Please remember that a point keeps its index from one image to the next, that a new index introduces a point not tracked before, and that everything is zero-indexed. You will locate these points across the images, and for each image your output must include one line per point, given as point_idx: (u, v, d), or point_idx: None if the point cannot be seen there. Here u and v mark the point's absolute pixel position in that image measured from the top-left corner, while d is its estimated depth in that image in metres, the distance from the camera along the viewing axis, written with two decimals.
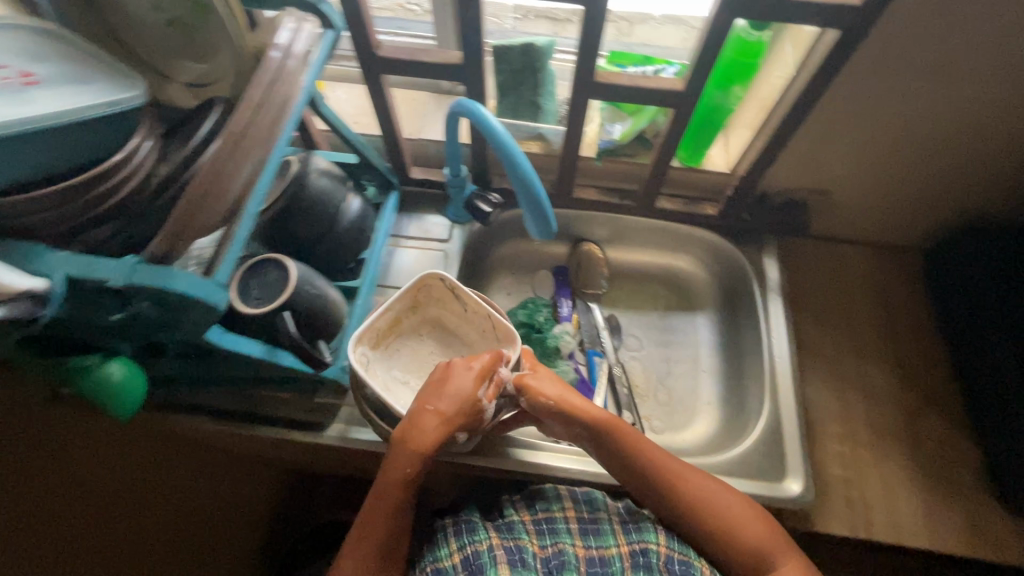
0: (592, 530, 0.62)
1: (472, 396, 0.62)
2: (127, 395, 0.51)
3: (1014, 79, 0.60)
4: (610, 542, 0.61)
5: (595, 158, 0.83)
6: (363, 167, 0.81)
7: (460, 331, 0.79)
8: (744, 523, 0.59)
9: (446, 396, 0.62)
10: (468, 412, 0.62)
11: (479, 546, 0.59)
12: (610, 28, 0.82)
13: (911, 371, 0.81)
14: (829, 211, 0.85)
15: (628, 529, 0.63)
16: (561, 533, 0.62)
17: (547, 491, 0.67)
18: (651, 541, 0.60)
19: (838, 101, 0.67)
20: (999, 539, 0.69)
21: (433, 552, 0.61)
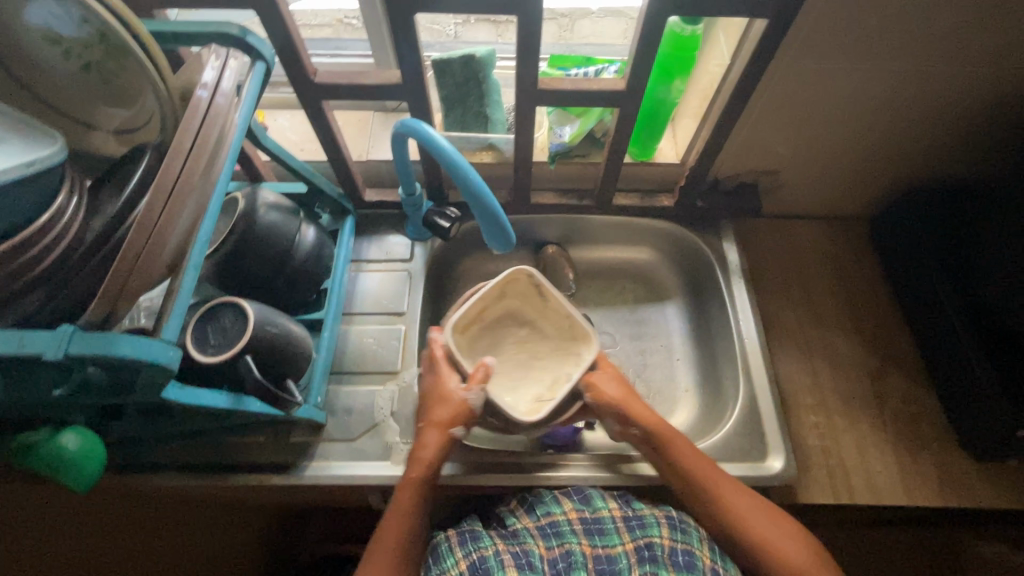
0: (598, 530, 0.62)
1: (446, 392, 0.65)
2: (86, 463, 0.48)
3: (933, 51, 0.63)
4: (616, 541, 0.61)
5: (548, 162, 0.83)
6: (314, 196, 0.79)
7: (540, 327, 0.78)
8: (776, 540, 0.60)
9: (432, 404, 0.66)
10: (449, 404, 0.65)
11: (485, 551, 0.59)
12: (553, 27, 0.85)
13: (873, 335, 0.84)
14: (778, 190, 0.88)
15: (632, 526, 0.62)
16: (567, 534, 0.61)
17: (546, 495, 0.66)
18: (655, 535, 0.60)
19: (771, 87, 0.69)
20: (972, 486, 0.72)
21: (439, 564, 0.60)
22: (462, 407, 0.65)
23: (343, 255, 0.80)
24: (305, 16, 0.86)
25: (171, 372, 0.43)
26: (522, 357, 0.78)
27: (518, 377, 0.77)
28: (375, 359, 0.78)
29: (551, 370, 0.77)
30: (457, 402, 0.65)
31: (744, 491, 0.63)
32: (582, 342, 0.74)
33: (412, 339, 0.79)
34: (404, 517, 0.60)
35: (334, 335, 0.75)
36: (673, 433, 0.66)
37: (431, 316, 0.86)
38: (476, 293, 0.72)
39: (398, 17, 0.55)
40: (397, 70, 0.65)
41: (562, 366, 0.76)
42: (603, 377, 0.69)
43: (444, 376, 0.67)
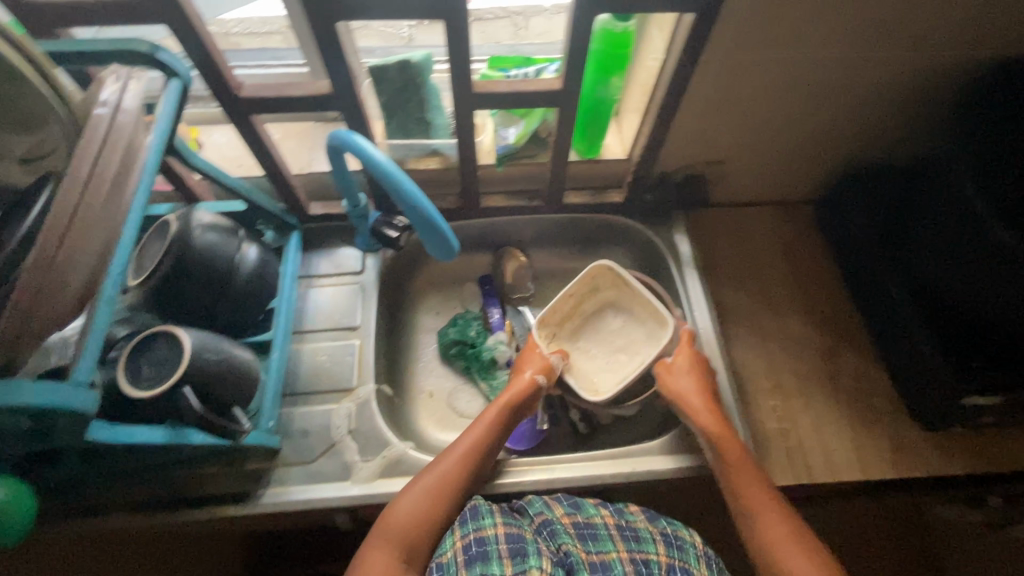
0: (591, 536, 0.61)
1: (535, 351, 0.75)
2: (21, 505, 0.46)
3: (856, 38, 0.65)
4: (610, 547, 0.60)
5: (495, 165, 0.82)
6: (254, 213, 0.76)
7: (636, 316, 0.82)
8: (784, 544, 0.59)
9: (519, 362, 0.76)
10: (535, 359, 0.74)
11: (518, 532, 0.60)
12: (508, 25, 0.82)
13: (823, 316, 0.86)
14: (725, 179, 0.89)
15: (626, 536, 0.62)
16: (563, 535, 0.60)
17: (536, 501, 0.65)
18: (651, 552, 0.61)
19: (705, 79, 0.70)
20: (921, 455, 0.75)
21: (476, 521, 0.61)
22: (546, 362, 0.73)
23: (290, 272, 0.78)
24: (252, 26, 0.82)
25: (90, 414, 0.40)
26: (620, 344, 0.82)
27: (615, 362, 0.81)
28: (330, 377, 0.76)
29: (643, 355, 0.80)
30: (545, 359, 0.73)
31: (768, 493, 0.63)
32: (665, 328, 0.77)
33: (368, 353, 0.78)
34: (471, 444, 0.66)
35: (284, 355, 0.73)
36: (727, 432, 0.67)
37: (389, 328, 0.85)
38: (566, 288, 0.80)
39: (320, 26, 0.54)
40: (326, 80, 0.63)
41: (651, 351, 0.79)
42: (675, 367, 0.71)
43: (531, 341, 0.77)
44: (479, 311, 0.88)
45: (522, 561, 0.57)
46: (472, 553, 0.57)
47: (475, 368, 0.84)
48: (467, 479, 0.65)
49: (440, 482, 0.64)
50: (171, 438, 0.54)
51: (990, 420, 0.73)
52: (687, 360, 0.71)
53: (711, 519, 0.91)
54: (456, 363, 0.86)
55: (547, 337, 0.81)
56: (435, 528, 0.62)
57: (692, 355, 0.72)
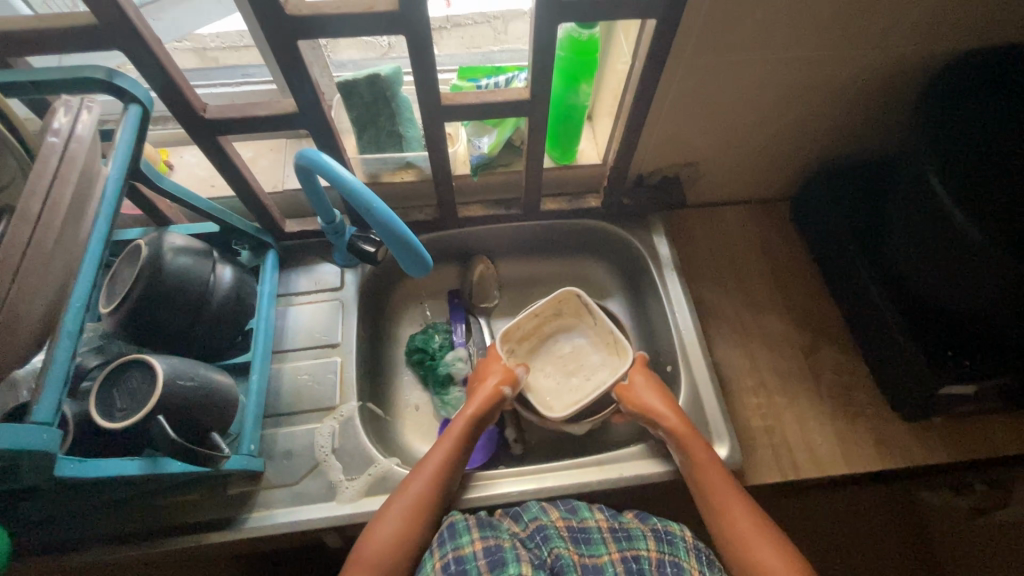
0: (584, 540, 0.62)
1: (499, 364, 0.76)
2: None
3: (819, 38, 0.66)
4: (602, 550, 0.61)
5: (470, 175, 0.82)
6: (228, 234, 0.75)
7: (590, 342, 0.85)
8: (752, 535, 0.61)
9: (482, 374, 0.76)
10: (500, 370, 0.75)
11: (500, 542, 0.60)
12: (486, 29, 0.83)
13: (802, 312, 0.87)
14: (700, 180, 0.90)
15: (618, 537, 0.63)
16: (555, 539, 0.61)
17: (532, 506, 0.66)
18: (641, 548, 0.61)
19: (673, 82, 0.70)
20: (904, 445, 0.76)
21: (453, 539, 0.61)
22: (510, 372, 0.74)
23: (268, 292, 0.77)
24: (230, 39, 0.81)
25: (55, 453, 0.40)
26: (572, 366, 0.84)
27: (568, 386, 0.83)
28: (312, 396, 0.75)
29: (594, 380, 0.83)
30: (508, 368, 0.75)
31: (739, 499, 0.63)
32: (623, 354, 0.80)
33: (350, 370, 0.77)
34: (445, 457, 0.66)
35: (264, 376, 0.72)
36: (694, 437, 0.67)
37: (370, 343, 0.84)
38: (531, 308, 0.83)
39: (281, 46, 0.53)
40: (293, 98, 0.62)
41: (604, 375, 0.82)
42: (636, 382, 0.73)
43: (494, 355, 0.78)
44: (445, 324, 0.90)
45: (500, 571, 0.58)
46: (451, 571, 0.58)
47: (431, 380, 0.84)
48: (441, 495, 0.65)
49: (417, 500, 0.63)
50: (146, 468, 0.53)
51: (974, 406, 0.74)
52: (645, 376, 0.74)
53: (702, 517, 0.91)
54: (416, 369, 0.86)
55: (507, 353, 0.83)
56: (413, 550, 0.62)
57: (647, 373, 0.74)
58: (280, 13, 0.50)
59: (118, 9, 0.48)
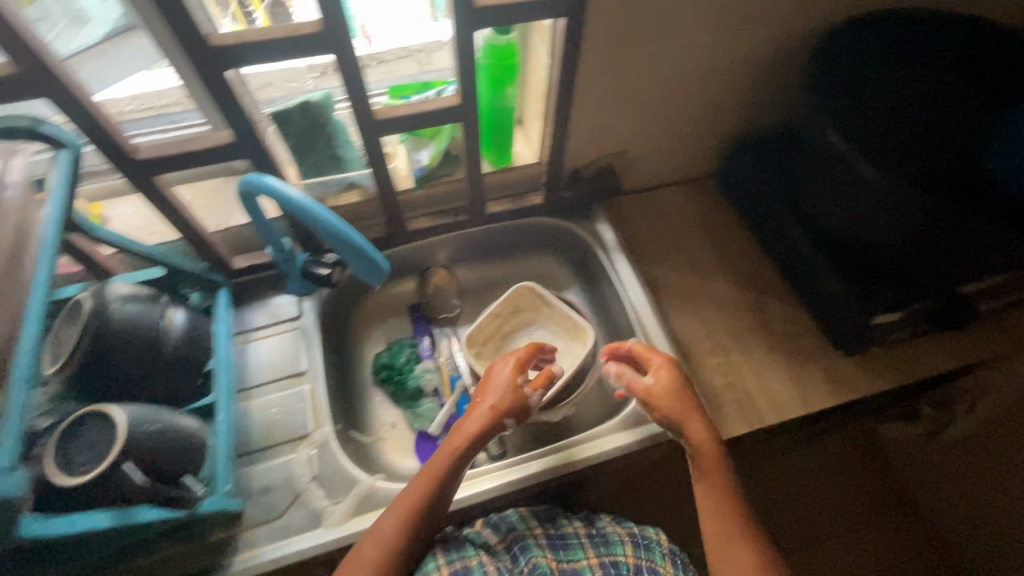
0: (563, 546, 0.67)
1: (512, 383, 0.69)
2: None
3: (710, 21, 0.72)
4: (580, 555, 0.66)
5: (415, 188, 0.84)
6: (176, 277, 0.74)
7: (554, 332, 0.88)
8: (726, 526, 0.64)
9: (490, 390, 0.69)
10: (513, 392, 0.68)
11: (470, 561, 0.63)
12: None
13: (742, 274, 0.93)
14: (632, 167, 0.95)
15: (596, 542, 0.68)
16: (533, 549, 0.65)
17: (511, 515, 0.70)
18: (620, 553, 0.66)
19: (591, 76, 0.75)
20: (851, 379, 0.82)
21: (423, 568, 0.64)
22: (520, 399, 0.68)
23: (224, 329, 0.76)
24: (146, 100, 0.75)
25: (19, 503, 0.38)
26: None
27: None
28: (285, 427, 0.73)
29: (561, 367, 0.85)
30: (515, 391, 0.68)
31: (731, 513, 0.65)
32: (582, 338, 0.84)
33: (319, 395, 0.76)
34: (422, 494, 0.63)
35: (232, 413, 0.71)
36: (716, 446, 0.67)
37: (338, 367, 0.83)
38: (490, 309, 0.86)
39: (209, 77, 0.55)
40: (227, 129, 0.63)
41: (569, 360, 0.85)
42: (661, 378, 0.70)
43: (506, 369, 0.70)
44: (410, 339, 0.91)
45: None
46: None
47: (401, 396, 0.85)
48: (417, 533, 0.62)
49: (395, 533, 0.61)
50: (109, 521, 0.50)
51: (905, 333, 0.81)
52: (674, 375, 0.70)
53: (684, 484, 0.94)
54: (385, 387, 0.87)
55: (473, 356, 0.84)
56: None
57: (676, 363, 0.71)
58: (205, 44, 0.52)
59: (34, 56, 0.48)
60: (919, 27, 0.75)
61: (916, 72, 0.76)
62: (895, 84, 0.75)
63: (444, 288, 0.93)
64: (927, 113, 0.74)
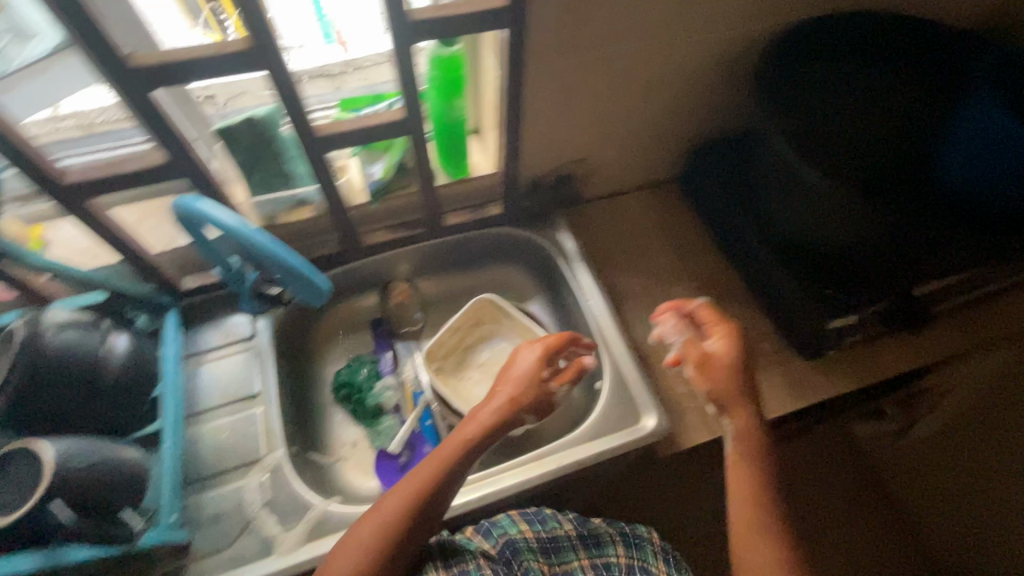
0: (554, 549, 0.67)
1: (534, 375, 0.70)
2: None
3: (659, 28, 0.72)
4: (572, 557, 0.67)
5: (369, 201, 0.82)
6: (118, 300, 0.72)
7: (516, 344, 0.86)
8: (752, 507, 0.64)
9: (511, 379, 0.70)
10: (533, 383, 0.70)
11: (468, 566, 0.63)
12: None
13: (706, 280, 0.92)
14: (593, 175, 0.94)
15: (588, 544, 0.69)
16: (525, 552, 0.65)
17: (502, 519, 0.69)
18: (611, 554, 0.68)
19: (543, 87, 0.74)
20: (812, 382, 0.82)
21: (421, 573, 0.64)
22: (540, 393, 0.69)
23: (171, 353, 0.73)
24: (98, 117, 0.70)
25: None
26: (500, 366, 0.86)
27: None
28: (237, 453, 0.71)
29: None
30: (538, 384, 0.70)
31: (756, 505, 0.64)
32: None
33: (272, 418, 0.74)
34: (431, 476, 0.62)
35: (180, 440, 0.69)
36: (750, 433, 0.67)
37: (294, 386, 0.82)
38: (450, 322, 0.85)
39: (133, 96, 0.53)
40: (160, 148, 0.61)
41: None
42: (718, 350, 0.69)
43: (529, 357, 0.72)
44: (371, 354, 0.89)
45: None
46: None
47: (360, 413, 0.84)
48: (418, 518, 0.60)
49: (391, 525, 0.59)
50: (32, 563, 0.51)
51: (863, 335, 0.82)
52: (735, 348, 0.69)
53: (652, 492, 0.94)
54: (345, 406, 0.85)
55: (434, 370, 0.83)
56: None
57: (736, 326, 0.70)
58: (124, 65, 0.50)
59: None
60: (872, 34, 0.75)
61: (875, 73, 0.76)
62: (857, 83, 0.75)
63: (405, 302, 0.91)
64: (884, 115, 0.74)
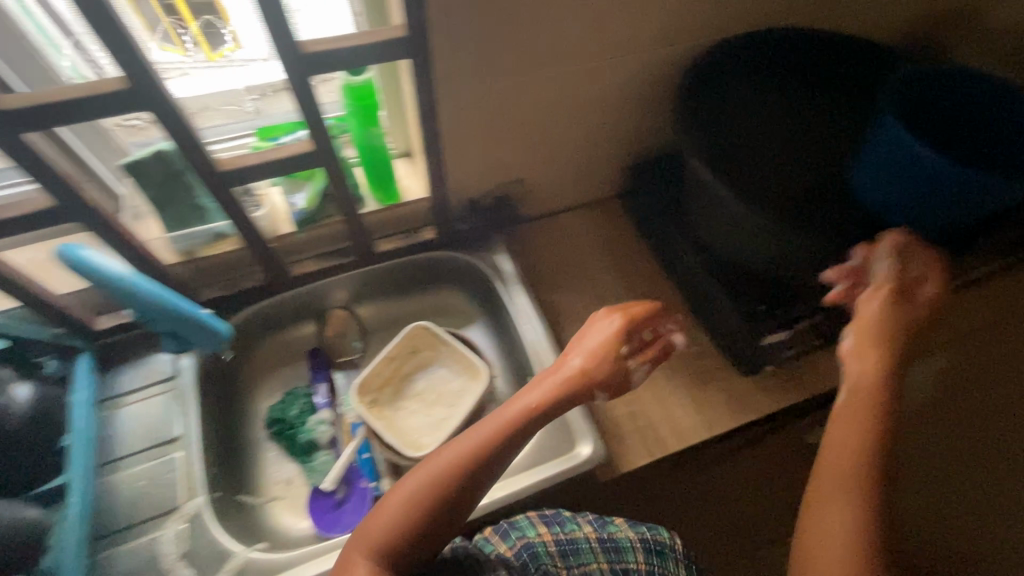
0: (572, 552, 0.63)
1: (614, 349, 0.70)
2: None
3: (579, 50, 0.70)
4: (591, 560, 0.63)
5: (295, 231, 0.81)
6: (22, 347, 0.69)
7: (454, 371, 0.84)
8: (831, 491, 0.59)
9: (589, 348, 0.70)
10: (612, 357, 0.69)
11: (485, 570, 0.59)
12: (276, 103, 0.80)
13: (648, 297, 0.91)
14: (532, 195, 0.93)
15: (607, 548, 0.64)
16: (542, 555, 0.62)
17: (520, 521, 0.66)
18: (631, 560, 0.64)
19: (463, 112, 0.73)
20: (751, 399, 0.82)
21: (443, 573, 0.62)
22: (614, 370, 0.69)
23: (82, 400, 0.70)
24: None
25: None
26: (437, 395, 0.83)
27: (434, 420, 0.82)
28: (156, 499, 0.69)
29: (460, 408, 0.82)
30: (616, 360, 0.69)
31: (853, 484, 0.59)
32: (478, 376, 0.82)
33: (192, 462, 0.71)
34: (484, 438, 0.64)
35: (89, 493, 0.66)
36: (878, 383, 0.63)
37: (221, 426, 0.79)
38: (383, 352, 0.82)
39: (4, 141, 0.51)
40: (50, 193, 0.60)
41: (465, 400, 0.82)
42: (915, 283, 0.65)
43: (609, 327, 0.71)
44: (307, 387, 0.86)
45: None
46: None
47: (294, 450, 0.81)
48: (464, 478, 0.62)
49: (456, 467, 0.62)
50: None
51: (799, 349, 0.81)
52: (887, 311, 0.65)
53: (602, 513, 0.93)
54: (278, 443, 0.82)
55: (367, 403, 0.80)
56: (412, 531, 0.60)
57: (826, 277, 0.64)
58: None
59: None
60: (795, 50, 0.74)
61: (799, 89, 0.76)
62: (778, 105, 0.75)
63: (341, 331, 0.88)
64: (808, 131, 0.73)
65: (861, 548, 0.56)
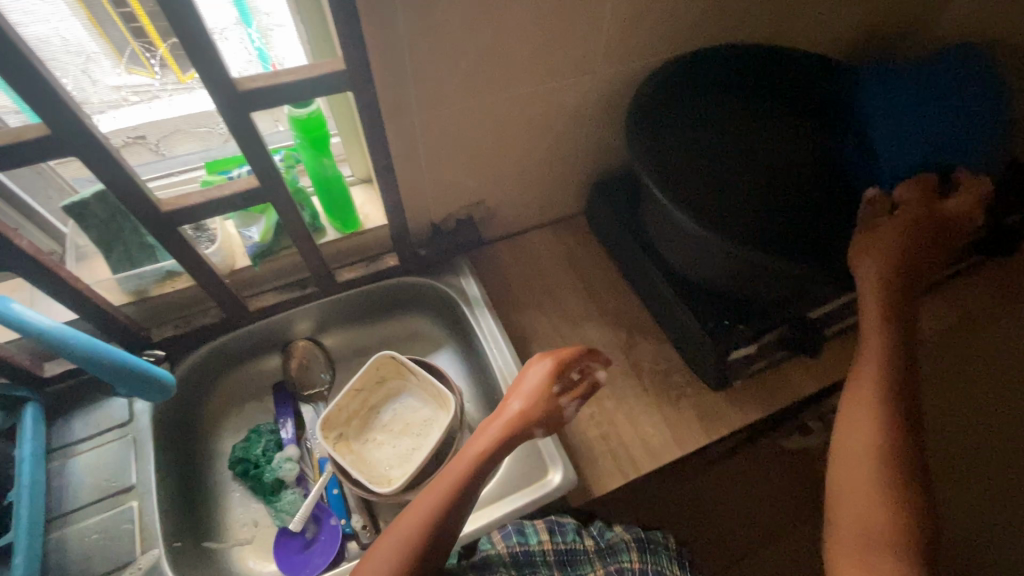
0: (570, 561, 0.68)
1: (549, 391, 0.68)
2: None
3: (529, 73, 0.70)
4: (588, 570, 0.68)
5: (251, 265, 0.80)
6: None
7: (422, 401, 0.83)
8: (855, 470, 0.59)
9: (525, 394, 0.68)
10: (548, 399, 0.68)
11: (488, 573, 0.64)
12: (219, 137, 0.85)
13: (615, 313, 0.90)
14: (494, 215, 0.92)
15: (604, 555, 0.69)
16: (540, 564, 0.66)
17: (525, 526, 0.69)
18: (625, 560, 0.69)
19: (416, 138, 0.72)
20: (721, 412, 0.81)
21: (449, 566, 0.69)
22: (554, 411, 0.68)
23: (28, 454, 0.67)
24: None
25: None
26: (403, 427, 0.82)
27: (403, 452, 0.80)
28: (105, 556, 0.65)
29: (429, 440, 0.80)
30: (552, 400, 0.68)
31: (872, 462, 0.58)
32: (446, 405, 0.80)
33: (149, 513, 0.68)
34: (464, 471, 0.62)
35: (37, 553, 0.63)
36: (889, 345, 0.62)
37: (180, 469, 0.76)
38: (348, 385, 0.80)
39: None
40: None
41: (433, 429, 0.80)
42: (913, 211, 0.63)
43: (539, 372, 0.69)
44: (272, 422, 0.83)
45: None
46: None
47: (259, 490, 0.78)
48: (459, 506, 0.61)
49: (447, 492, 0.61)
50: None
51: (765, 362, 0.81)
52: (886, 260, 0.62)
53: None
54: (243, 482, 0.79)
55: (332, 438, 0.78)
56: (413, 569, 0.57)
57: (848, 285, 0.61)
58: None
59: None
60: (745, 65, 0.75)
61: (749, 101, 0.76)
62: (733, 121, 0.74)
63: (305, 363, 0.87)
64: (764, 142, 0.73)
65: (884, 523, 0.56)
